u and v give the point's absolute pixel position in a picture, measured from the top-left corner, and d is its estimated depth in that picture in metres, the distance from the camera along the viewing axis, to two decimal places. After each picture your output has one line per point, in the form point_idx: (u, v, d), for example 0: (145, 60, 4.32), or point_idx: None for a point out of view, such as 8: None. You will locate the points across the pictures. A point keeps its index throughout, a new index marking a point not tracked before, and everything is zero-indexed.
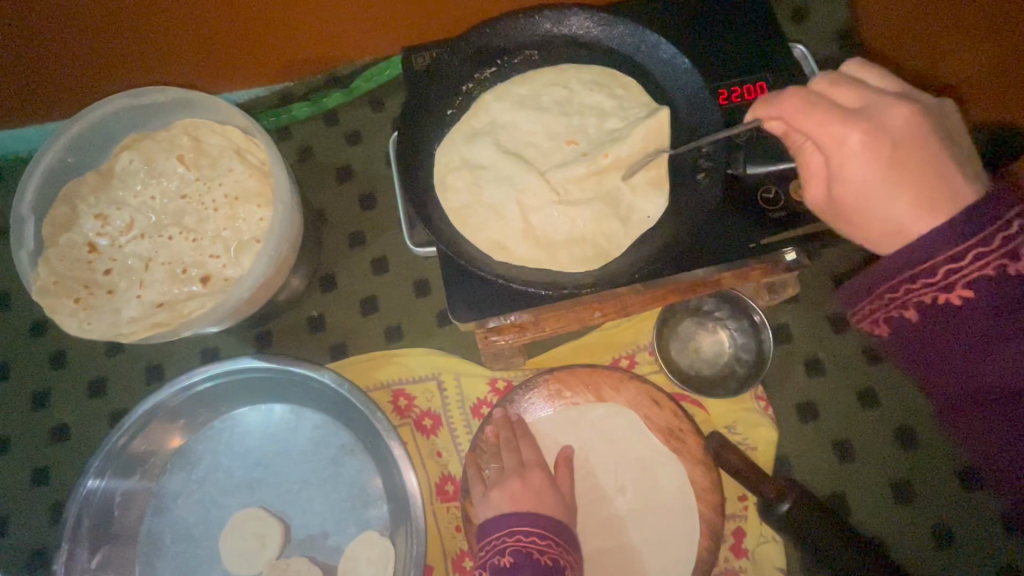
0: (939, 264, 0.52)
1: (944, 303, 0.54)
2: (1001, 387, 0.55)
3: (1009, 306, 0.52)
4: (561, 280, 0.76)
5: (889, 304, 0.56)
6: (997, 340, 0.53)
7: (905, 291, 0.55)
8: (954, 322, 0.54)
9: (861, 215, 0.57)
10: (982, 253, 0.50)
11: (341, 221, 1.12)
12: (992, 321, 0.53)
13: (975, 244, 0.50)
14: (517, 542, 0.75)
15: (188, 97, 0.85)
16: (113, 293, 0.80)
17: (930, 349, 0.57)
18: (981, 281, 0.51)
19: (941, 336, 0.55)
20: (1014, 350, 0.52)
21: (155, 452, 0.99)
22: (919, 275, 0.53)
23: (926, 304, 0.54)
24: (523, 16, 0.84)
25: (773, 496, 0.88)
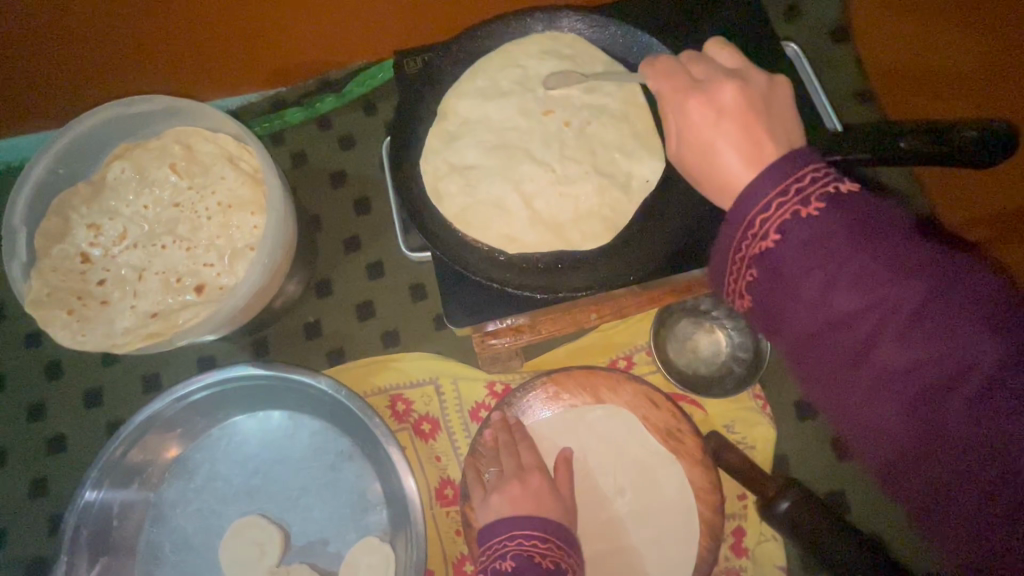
0: (769, 208, 0.54)
1: (769, 251, 0.54)
2: (838, 329, 0.52)
3: (833, 243, 0.51)
4: (557, 283, 0.75)
5: (737, 265, 0.58)
6: (823, 274, 0.51)
7: (740, 250, 0.57)
8: (783, 269, 0.54)
9: (713, 166, 0.60)
10: (791, 195, 0.53)
11: (336, 226, 1.12)
12: (811, 256, 0.52)
13: (791, 183, 0.53)
14: (518, 546, 0.75)
15: (179, 105, 0.85)
16: (107, 304, 0.80)
17: (777, 308, 0.55)
18: (788, 220, 0.53)
19: (783, 288, 0.54)
20: (835, 284, 0.51)
21: (152, 462, 0.99)
22: (750, 228, 0.55)
23: (760, 255, 0.55)
24: (512, 21, 0.86)
25: (772, 495, 0.88)
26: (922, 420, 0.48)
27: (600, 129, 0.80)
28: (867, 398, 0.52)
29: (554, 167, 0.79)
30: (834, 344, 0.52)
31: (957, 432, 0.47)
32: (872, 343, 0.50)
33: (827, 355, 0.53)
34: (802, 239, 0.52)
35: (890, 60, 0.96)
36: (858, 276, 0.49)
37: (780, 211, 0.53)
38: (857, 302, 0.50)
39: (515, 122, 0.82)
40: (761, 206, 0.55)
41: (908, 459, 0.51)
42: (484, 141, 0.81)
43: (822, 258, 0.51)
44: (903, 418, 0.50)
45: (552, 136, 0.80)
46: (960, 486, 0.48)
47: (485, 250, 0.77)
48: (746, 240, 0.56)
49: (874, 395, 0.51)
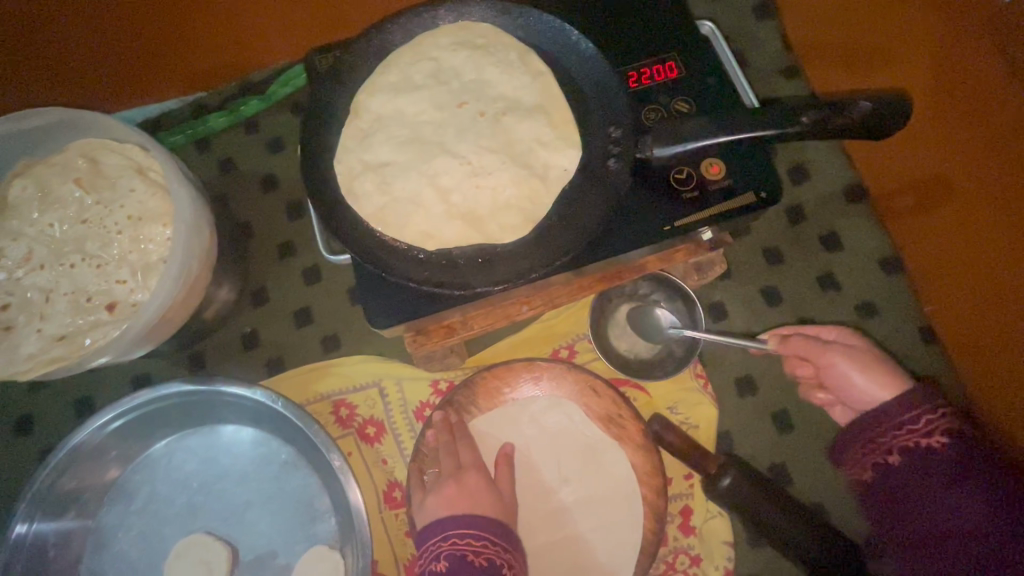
0: (902, 423, 0.76)
1: (918, 445, 0.75)
2: (937, 489, 0.73)
3: (942, 467, 0.73)
4: (479, 277, 0.74)
5: (879, 448, 0.78)
6: (939, 480, 0.73)
7: (908, 413, 0.76)
8: (927, 465, 0.74)
9: (844, 380, 0.84)
10: (930, 416, 0.75)
11: (269, 233, 1.09)
12: (928, 466, 0.73)
13: (921, 410, 0.75)
14: (452, 545, 0.74)
15: (79, 118, 0.81)
16: (12, 329, 0.76)
17: (901, 506, 0.75)
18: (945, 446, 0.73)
19: (900, 477, 0.76)
20: (952, 467, 0.72)
21: (89, 488, 0.95)
22: (897, 427, 0.76)
23: (909, 447, 0.75)
24: (422, 11, 0.84)
25: (714, 472, 0.89)
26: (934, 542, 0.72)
27: (516, 118, 0.79)
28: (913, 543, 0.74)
29: (469, 160, 0.77)
30: (919, 488, 0.74)
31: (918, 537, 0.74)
32: (946, 513, 0.72)
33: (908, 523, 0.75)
34: (944, 449, 0.73)
35: (824, 36, 0.97)
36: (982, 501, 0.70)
37: (941, 429, 0.74)
38: (956, 496, 0.71)
39: (430, 116, 0.80)
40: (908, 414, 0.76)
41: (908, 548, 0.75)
42: (399, 136, 0.79)
43: (961, 474, 0.72)
44: (920, 525, 0.74)
45: (468, 128, 0.79)
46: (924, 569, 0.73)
47: (403, 248, 0.75)
48: (891, 426, 0.77)
49: (905, 516, 0.75)
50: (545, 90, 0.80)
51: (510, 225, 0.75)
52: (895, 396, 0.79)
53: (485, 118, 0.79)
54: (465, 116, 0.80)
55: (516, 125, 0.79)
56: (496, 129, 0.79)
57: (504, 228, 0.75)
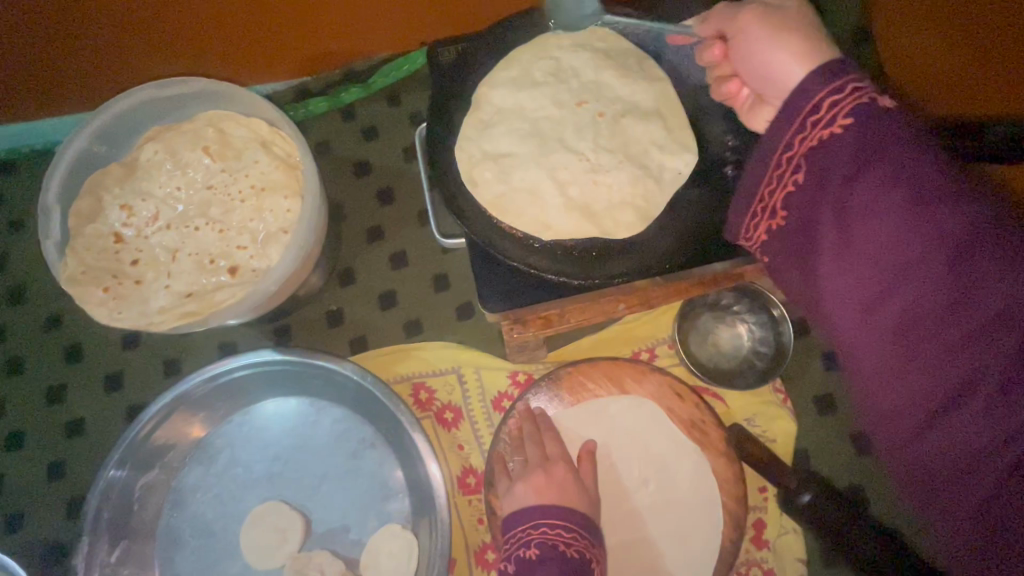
0: (807, 118, 0.52)
1: (820, 144, 0.52)
2: (887, 247, 0.50)
3: (852, 171, 0.51)
4: (593, 270, 0.76)
5: (779, 164, 0.56)
6: (839, 185, 0.52)
7: (787, 153, 0.55)
8: (831, 160, 0.52)
9: (754, 58, 0.62)
10: (855, 87, 0.51)
11: (359, 216, 1.12)
12: (836, 170, 0.52)
13: (841, 80, 0.51)
14: (543, 534, 0.75)
15: (217, 89, 0.85)
16: (140, 283, 0.80)
17: (807, 224, 0.56)
18: (856, 112, 0.51)
19: (804, 198, 0.55)
20: (890, 198, 0.49)
21: (174, 445, 0.99)
22: (806, 121, 0.53)
23: (813, 145, 0.53)
24: (547, 13, 0.87)
25: (794, 487, 0.89)
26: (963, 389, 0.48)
27: (634, 119, 0.81)
28: (863, 313, 0.53)
29: (588, 157, 0.80)
30: (864, 279, 0.52)
31: (975, 419, 0.47)
32: (916, 279, 0.49)
33: (832, 261, 0.54)
34: (847, 143, 0.51)
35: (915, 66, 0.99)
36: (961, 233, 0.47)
37: (852, 112, 0.51)
38: (897, 214, 0.49)
39: (549, 112, 0.83)
40: (815, 91, 0.52)
41: (935, 414, 0.50)
42: (519, 129, 0.82)
43: (890, 171, 0.49)
44: (927, 361, 0.49)
45: (587, 127, 0.81)
46: (973, 468, 0.48)
47: (520, 237, 0.78)
48: (800, 125, 0.53)
49: (889, 342, 0.51)
50: (663, 94, 0.82)
51: (625, 223, 0.77)
52: (751, 155, 0.58)
53: (604, 117, 0.82)
54: (583, 113, 0.82)
55: (633, 126, 0.81)
56: (613, 128, 0.81)
57: (618, 227, 0.77)
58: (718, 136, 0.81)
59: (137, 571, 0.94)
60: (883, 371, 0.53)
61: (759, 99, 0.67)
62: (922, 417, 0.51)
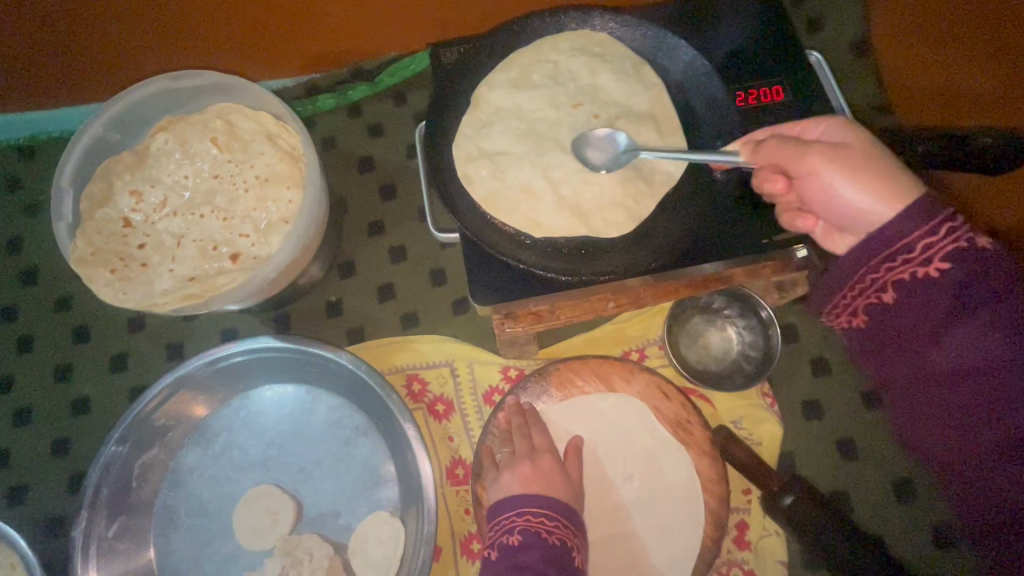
0: (897, 253, 0.58)
1: (915, 278, 0.58)
2: (969, 372, 0.58)
3: (947, 302, 0.58)
4: (581, 268, 0.78)
5: (866, 288, 0.62)
6: (939, 315, 0.58)
7: (868, 278, 0.61)
8: (927, 295, 0.58)
9: (828, 195, 0.63)
10: (951, 227, 0.56)
11: (362, 211, 1.15)
12: (937, 299, 0.58)
13: (942, 219, 0.56)
14: (526, 522, 0.77)
15: (226, 82, 0.88)
16: (146, 266, 0.83)
17: (899, 337, 0.62)
18: (949, 256, 0.57)
19: (900, 318, 0.61)
20: (982, 335, 0.56)
21: (174, 427, 1.02)
22: (892, 255, 0.58)
23: (903, 278, 0.59)
24: (547, 17, 0.90)
25: (776, 489, 0.90)
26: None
27: (627, 122, 0.83)
28: (945, 417, 0.61)
29: (582, 157, 0.82)
30: (946, 392, 0.60)
31: None
32: (993, 399, 0.57)
33: (917, 372, 0.62)
34: (947, 281, 0.57)
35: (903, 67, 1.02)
36: None
37: (942, 252, 0.57)
38: (982, 349, 0.56)
39: (546, 113, 0.85)
40: (908, 232, 0.57)
41: (990, 505, 0.59)
42: (515, 128, 0.85)
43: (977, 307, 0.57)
44: (990, 464, 0.58)
45: (582, 129, 0.84)
46: None
47: (512, 233, 0.80)
48: (882, 258, 0.59)
49: (964, 444, 0.60)
50: (657, 99, 0.84)
51: (614, 223, 0.79)
52: (830, 273, 0.64)
53: (598, 119, 0.84)
54: (578, 115, 0.84)
55: (626, 129, 0.83)
56: (607, 131, 0.83)
57: (607, 227, 0.79)
58: (708, 141, 0.83)
59: (133, 546, 0.97)
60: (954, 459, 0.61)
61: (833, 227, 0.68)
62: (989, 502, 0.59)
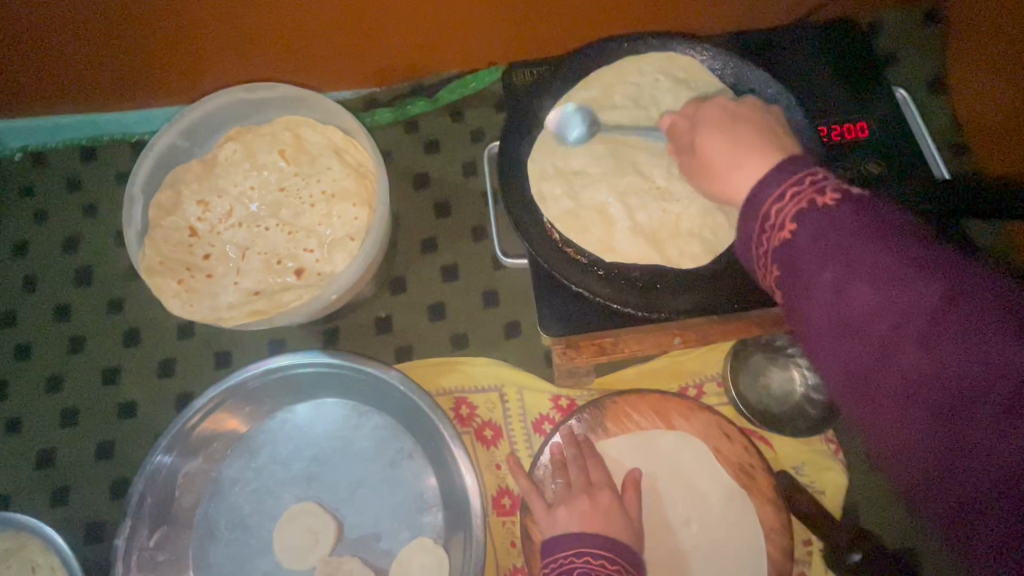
0: (775, 207, 0.54)
1: (781, 246, 0.53)
2: (851, 331, 0.49)
3: (827, 252, 0.50)
4: (657, 302, 0.75)
5: (764, 260, 0.56)
6: (817, 270, 0.51)
7: (760, 246, 0.56)
8: (795, 258, 0.52)
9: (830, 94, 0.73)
10: (841, 150, 0.56)
11: (415, 227, 1.14)
12: (823, 254, 0.50)
13: (839, 143, 0.56)
14: (585, 563, 0.74)
15: (296, 94, 0.88)
16: (211, 277, 0.82)
17: (797, 315, 0.54)
18: (804, 214, 0.52)
19: (795, 291, 0.53)
20: (850, 282, 0.48)
21: (219, 436, 1.01)
22: (766, 226, 0.55)
23: (783, 246, 0.53)
24: (623, 42, 0.89)
25: (843, 547, 0.86)
26: (984, 449, 0.43)
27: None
28: (865, 396, 0.49)
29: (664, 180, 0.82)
30: (850, 356, 0.49)
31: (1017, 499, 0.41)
32: (890, 352, 0.46)
33: (825, 347, 0.51)
34: (814, 226, 0.51)
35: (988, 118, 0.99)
36: (934, 304, 0.44)
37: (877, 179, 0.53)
38: (884, 252, 0.48)
39: (620, 142, 0.84)
40: (770, 192, 0.55)
41: (971, 490, 0.44)
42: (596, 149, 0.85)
43: (836, 249, 0.50)
44: (925, 448, 0.46)
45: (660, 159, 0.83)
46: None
47: (584, 262, 0.78)
48: (766, 224, 0.55)
49: (911, 423, 0.46)
50: None
51: (688, 260, 0.77)
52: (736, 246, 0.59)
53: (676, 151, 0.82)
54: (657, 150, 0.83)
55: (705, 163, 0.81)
56: (684, 162, 0.81)
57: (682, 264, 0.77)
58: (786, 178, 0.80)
59: (172, 558, 0.95)
60: (908, 451, 0.47)
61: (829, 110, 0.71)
62: (965, 503, 0.44)
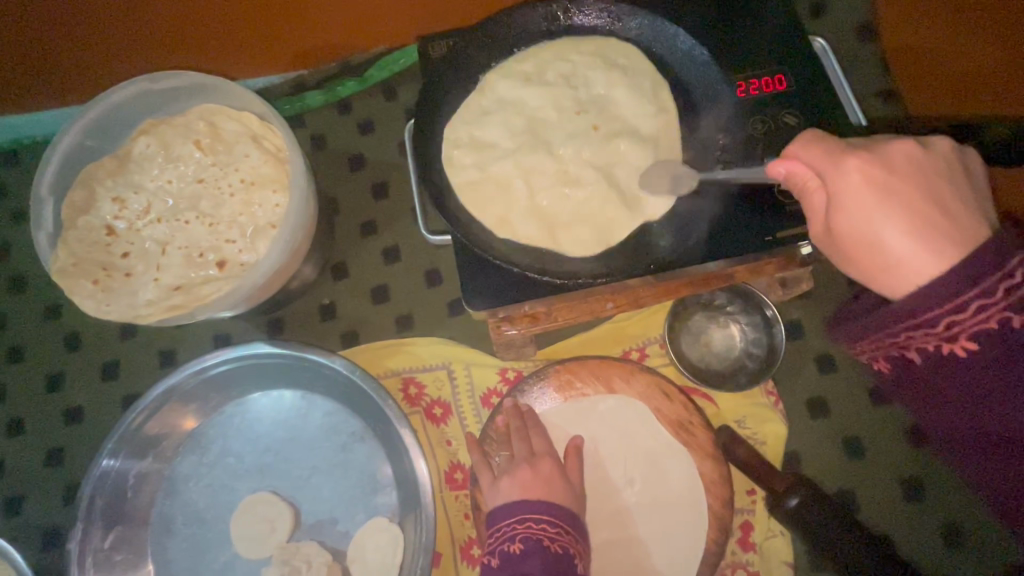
0: (934, 328, 0.54)
1: (939, 353, 0.56)
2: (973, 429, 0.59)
3: (990, 366, 0.54)
4: (575, 272, 0.78)
5: (888, 347, 0.59)
6: (965, 387, 0.57)
7: (896, 336, 0.57)
8: (949, 370, 0.56)
9: (880, 262, 0.58)
10: (978, 300, 0.52)
11: (354, 211, 1.12)
12: (981, 380, 0.55)
13: (976, 296, 0.52)
14: (527, 529, 0.75)
15: (206, 82, 0.85)
16: (131, 276, 0.82)
17: (920, 391, 0.61)
18: (981, 333, 0.53)
19: (927, 379, 0.59)
20: (995, 404, 0.56)
21: (168, 435, 1.01)
22: (916, 327, 0.55)
23: (929, 352, 0.57)
24: (540, 6, 0.87)
25: (781, 490, 0.87)
26: None
27: (629, 107, 0.85)
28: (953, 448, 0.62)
29: (586, 145, 0.84)
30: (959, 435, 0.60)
31: None
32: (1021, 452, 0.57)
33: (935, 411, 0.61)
34: (970, 363, 0.55)
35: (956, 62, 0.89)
36: None
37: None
38: (983, 401, 0.56)
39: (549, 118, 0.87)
40: (930, 308, 0.54)
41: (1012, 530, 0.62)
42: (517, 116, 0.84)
43: (996, 380, 0.55)
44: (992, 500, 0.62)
45: (579, 134, 0.85)
46: None
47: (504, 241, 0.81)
48: (909, 329, 0.56)
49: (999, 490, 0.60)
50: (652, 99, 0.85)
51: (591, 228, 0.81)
52: (851, 323, 0.61)
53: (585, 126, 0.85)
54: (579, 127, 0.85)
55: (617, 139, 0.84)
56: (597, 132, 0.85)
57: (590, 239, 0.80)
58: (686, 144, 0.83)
59: (130, 557, 0.96)
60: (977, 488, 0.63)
61: (885, 213, 0.58)
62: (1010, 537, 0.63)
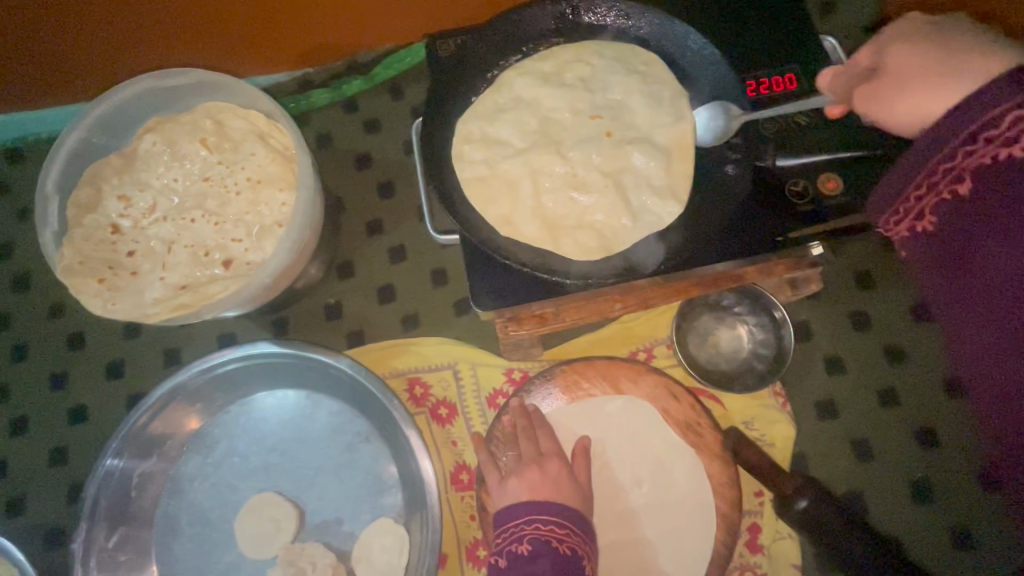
0: (984, 132, 0.52)
1: (985, 167, 0.53)
2: (1019, 273, 0.53)
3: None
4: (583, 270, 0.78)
5: (931, 181, 0.57)
6: (1001, 213, 0.53)
7: (944, 164, 0.55)
8: (995, 190, 0.53)
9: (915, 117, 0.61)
10: (1014, 115, 0.51)
11: (360, 210, 1.12)
12: (1022, 200, 0.52)
13: (1010, 106, 0.51)
14: (535, 531, 0.75)
15: (213, 79, 0.84)
16: (137, 275, 0.81)
17: (961, 237, 0.57)
18: (1022, 138, 0.51)
19: (969, 213, 0.55)
20: None
21: (172, 435, 1.00)
22: (966, 143, 0.53)
23: (978, 168, 0.54)
24: (549, 4, 0.87)
25: (790, 493, 0.86)
26: None
27: (641, 104, 0.84)
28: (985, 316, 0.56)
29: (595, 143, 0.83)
30: (998, 287, 0.54)
31: None
32: None
33: (978, 266, 0.56)
34: (1018, 168, 0.52)
35: None
36: None
37: (1009, 115, 0.51)
38: (1020, 225, 0.52)
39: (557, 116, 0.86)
40: (977, 116, 0.52)
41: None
42: None
43: None
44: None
45: (590, 136, 0.84)
46: None
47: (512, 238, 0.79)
48: (958, 145, 0.54)
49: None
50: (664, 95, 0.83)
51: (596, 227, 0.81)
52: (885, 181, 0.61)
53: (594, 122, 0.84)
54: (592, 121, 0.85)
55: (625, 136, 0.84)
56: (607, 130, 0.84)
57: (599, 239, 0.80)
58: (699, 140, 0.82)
59: (133, 557, 0.95)
60: (1004, 360, 0.55)
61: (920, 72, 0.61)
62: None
